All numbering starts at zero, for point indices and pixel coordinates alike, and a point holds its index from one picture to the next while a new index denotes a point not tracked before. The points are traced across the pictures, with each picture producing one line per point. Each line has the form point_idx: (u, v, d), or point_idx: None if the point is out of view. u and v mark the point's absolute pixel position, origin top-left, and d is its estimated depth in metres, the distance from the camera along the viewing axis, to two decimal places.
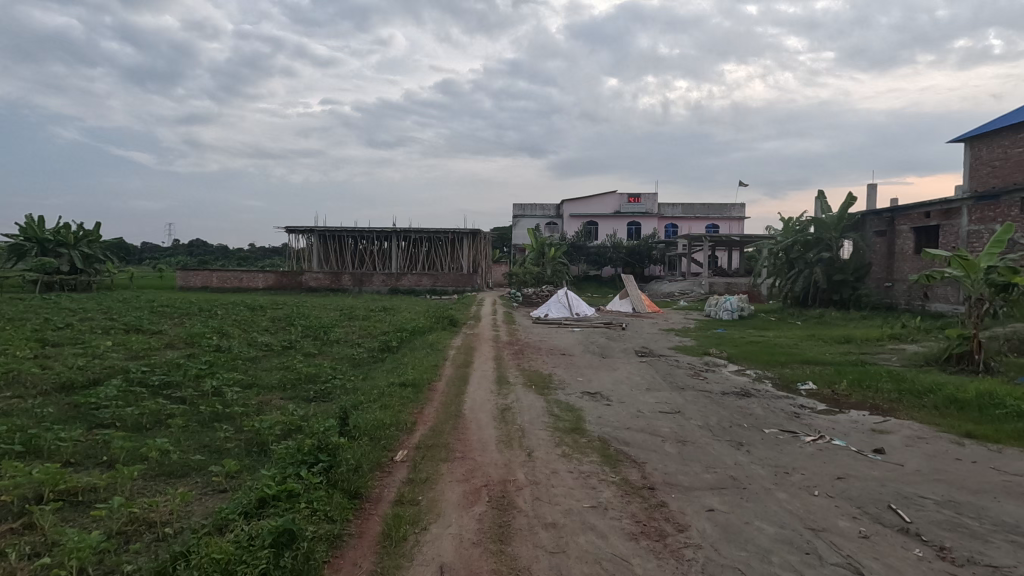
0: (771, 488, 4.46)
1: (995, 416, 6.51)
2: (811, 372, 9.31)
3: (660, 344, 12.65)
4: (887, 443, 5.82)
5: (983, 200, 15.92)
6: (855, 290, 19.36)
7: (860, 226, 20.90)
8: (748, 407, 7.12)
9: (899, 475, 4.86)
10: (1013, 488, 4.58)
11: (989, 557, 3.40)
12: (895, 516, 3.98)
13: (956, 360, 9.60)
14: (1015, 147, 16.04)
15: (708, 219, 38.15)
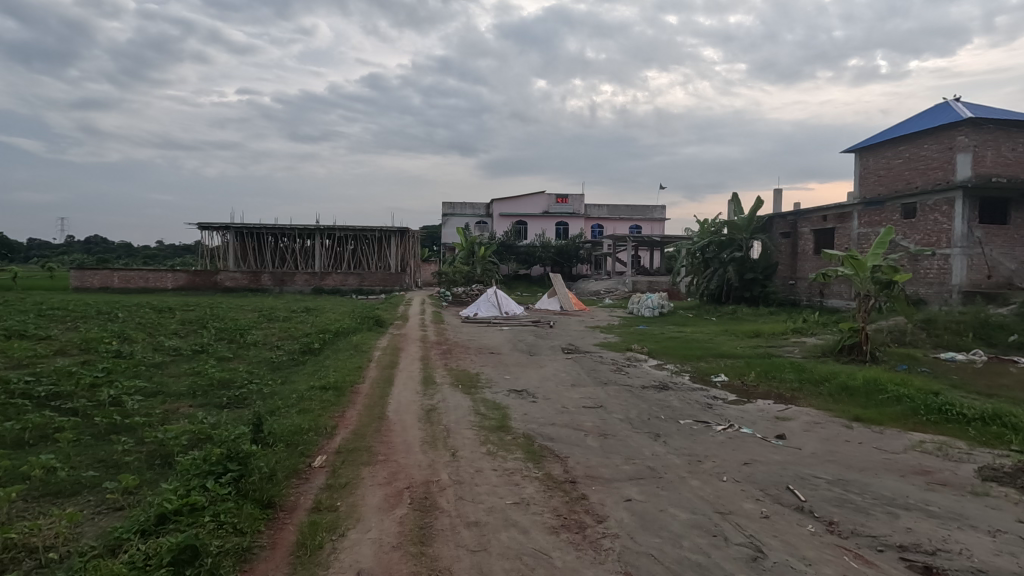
0: (685, 476, 4.71)
1: (880, 400, 7.23)
2: (724, 365, 9.91)
3: (586, 342, 12.99)
4: (789, 429, 6.29)
5: (871, 205, 17.58)
6: (764, 288, 20.79)
7: (767, 228, 22.47)
8: (666, 400, 7.48)
9: (798, 458, 5.27)
10: (892, 464, 5.10)
11: (870, 528, 3.76)
12: (793, 496, 4.32)
13: (848, 350, 10.54)
14: (897, 159, 17.85)
15: (632, 220, 39.66)
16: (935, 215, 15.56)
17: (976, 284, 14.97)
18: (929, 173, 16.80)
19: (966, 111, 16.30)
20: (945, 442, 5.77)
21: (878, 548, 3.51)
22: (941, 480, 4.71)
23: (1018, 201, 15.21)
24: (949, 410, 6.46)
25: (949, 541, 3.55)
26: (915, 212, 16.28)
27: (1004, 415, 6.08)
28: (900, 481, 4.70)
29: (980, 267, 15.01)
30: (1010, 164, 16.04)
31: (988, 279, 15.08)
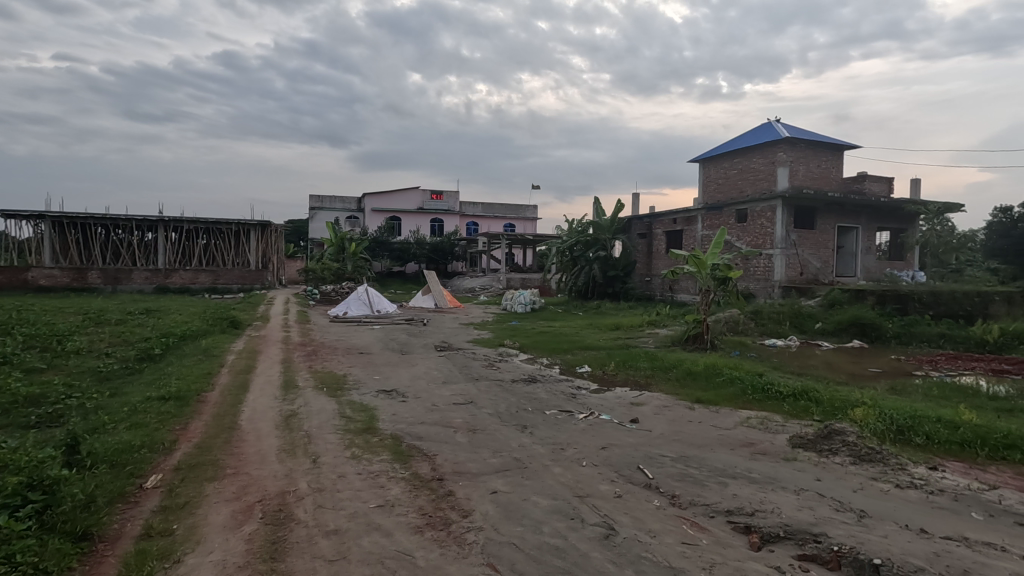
0: (549, 464, 4.93)
1: (717, 382, 8.16)
2: (587, 357, 10.54)
3: (459, 338, 13.04)
4: (642, 413, 6.87)
5: (712, 210, 19.75)
6: (625, 284, 22.47)
7: (627, 229, 24.30)
8: (534, 392, 7.76)
9: (648, 440, 5.77)
10: (724, 439, 5.78)
11: (704, 497, 4.22)
12: (642, 475, 4.72)
13: (692, 339, 11.75)
14: (732, 170, 20.25)
15: (506, 218, 40.67)
16: (762, 221, 17.91)
17: (792, 280, 17.52)
18: (757, 183, 19.28)
19: (784, 131, 18.96)
20: (766, 416, 6.66)
21: (710, 514, 3.96)
22: (761, 450, 5.44)
23: (822, 209, 18.04)
24: (769, 388, 7.48)
25: (765, 501, 4.10)
26: (746, 217, 18.60)
27: (809, 391, 7.17)
28: (730, 453, 5.34)
29: (794, 265, 17.59)
30: (815, 177, 18.97)
31: (801, 276, 17.73)
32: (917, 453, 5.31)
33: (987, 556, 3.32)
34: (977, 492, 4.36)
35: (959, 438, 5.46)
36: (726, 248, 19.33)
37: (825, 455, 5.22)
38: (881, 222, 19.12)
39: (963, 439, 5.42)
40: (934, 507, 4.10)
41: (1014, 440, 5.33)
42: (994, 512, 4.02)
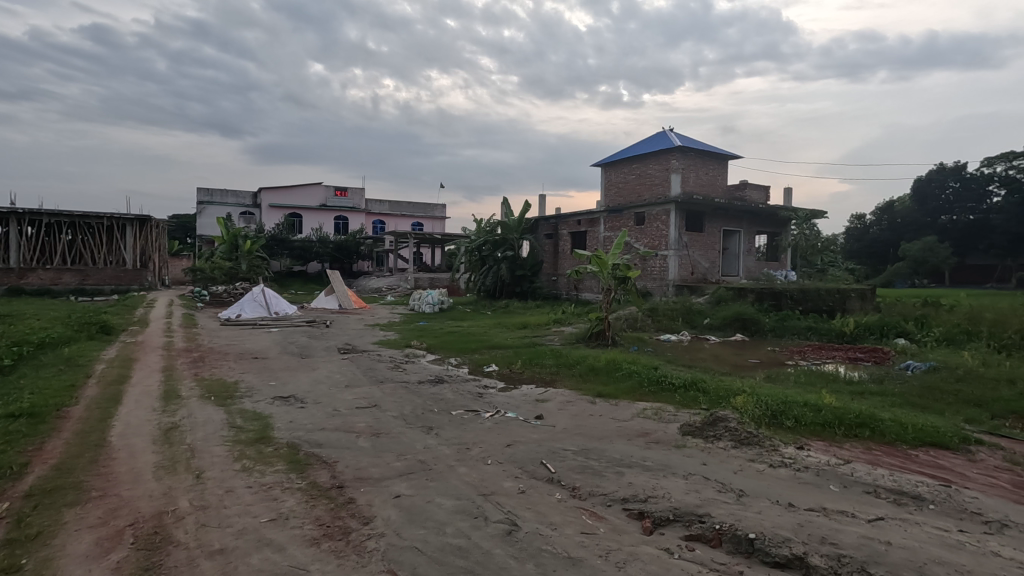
0: (454, 464, 4.91)
1: (617, 377, 8.57)
2: (495, 356, 10.64)
3: (364, 340, 12.65)
4: (547, 409, 7.05)
5: (613, 213, 20.70)
6: (532, 284, 22.94)
7: (534, 229, 24.81)
8: (440, 393, 7.71)
9: (551, 435, 5.94)
10: (622, 431, 6.09)
11: (602, 488, 4.41)
12: (545, 469, 4.85)
13: (595, 336, 12.26)
14: (631, 175, 21.35)
15: (414, 217, 40.03)
16: (658, 223, 19.06)
17: (684, 279, 18.81)
18: (653, 188, 20.47)
19: (677, 140, 20.30)
20: (659, 407, 7.10)
21: (607, 504, 4.15)
22: (655, 439, 5.78)
23: (710, 214, 19.52)
24: (663, 381, 7.98)
25: (658, 487, 4.36)
26: (644, 219, 19.70)
27: (698, 382, 7.73)
28: (627, 444, 5.63)
29: (686, 265, 18.90)
30: (704, 184, 20.49)
31: (692, 275, 19.07)
32: (788, 434, 5.90)
33: (841, 523, 3.74)
34: (835, 466, 4.93)
35: (821, 419, 6.13)
36: (626, 249, 20.36)
37: (710, 441, 5.65)
38: (760, 226, 21.04)
39: (824, 421, 6.10)
40: (800, 482, 4.58)
41: (864, 419, 6.09)
42: (847, 483, 4.56)
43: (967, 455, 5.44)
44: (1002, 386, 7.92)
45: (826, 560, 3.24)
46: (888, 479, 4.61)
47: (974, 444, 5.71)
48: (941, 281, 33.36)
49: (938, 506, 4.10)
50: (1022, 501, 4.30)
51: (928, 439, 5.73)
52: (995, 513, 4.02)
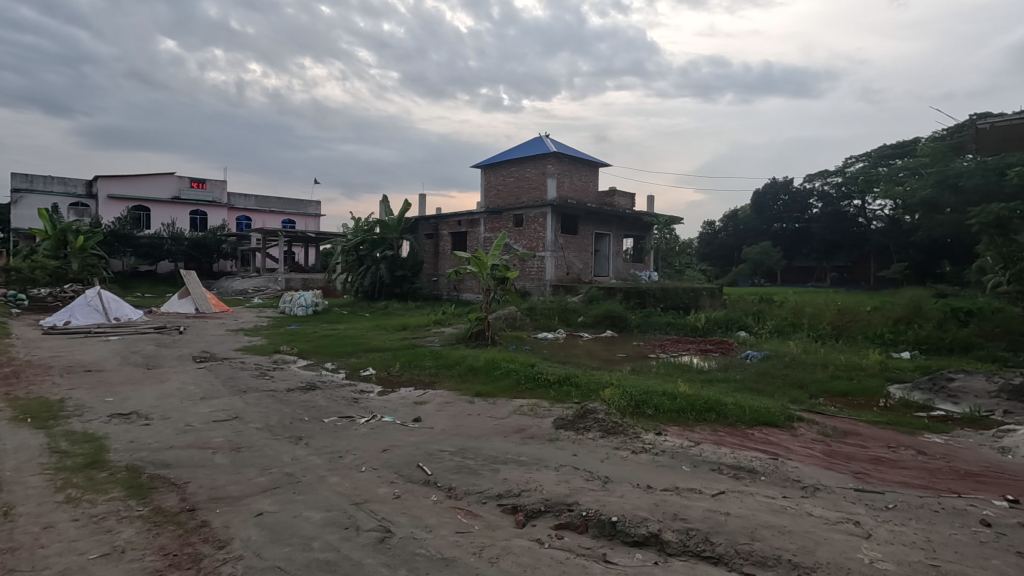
0: (325, 475, 4.68)
1: (496, 376, 8.72)
2: (372, 359, 10.30)
3: (225, 347, 11.58)
4: (424, 412, 6.98)
5: (492, 214, 21.08)
6: (412, 284, 22.59)
7: (414, 229, 24.46)
8: (312, 400, 7.31)
9: (429, 437, 5.89)
10: (499, 428, 6.21)
11: (477, 486, 4.47)
12: (421, 472, 4.81)
13: (475, 336, 12.38)
14: (509, 177, 21.85)
15: (284, 214, 37.49)
16: (535, 225, 19.75)
17: (560, 280, 19.69)
18: (531, 191, 21.13)
19: (552, 146, 21.17)
20: (535, 403, 7.36)
21: (483, 501, 4.23)
22: (530, 434, 5.99)
23: (583, 217, 20.64)
24: (539, 377, 8.28)
25: (530, 481, 4.51)
26: (522, 221, 20.31)
27: (571, 377, 8.12)
28: (503, 440, 5.76)
29: (562, 266, 19.79)
30: (577, 189, 21.61)
31: (567, 276, 20.02)
32: (649, 422, 6.41)
33: (690, 499, 4.15)
34: (686, 448, 5.45)
35: (676, 406, 6.75)
36: (505, 250, 20.84)
37: (581, 433, 5.97)
38: (627, 230, 22.65)
39: (679, 407, 6.73)
40: (658, 465, 5.01)
41: (711, 404, 6.81)
42: (697, 462, 5.07)
43: (791, 431, 6.31)
44: (817, 369, 9.32)
45: (677, 535, 3.57)
46: (730, 456, 5.20)
47: (797, 421, 6.64)
48: (774, 280, 38.43)
49: (767, 477, 4.71)
50: (830, 466, 5.09)
51: (761, 418, 6.55)
52: (811, 478, 4.71)
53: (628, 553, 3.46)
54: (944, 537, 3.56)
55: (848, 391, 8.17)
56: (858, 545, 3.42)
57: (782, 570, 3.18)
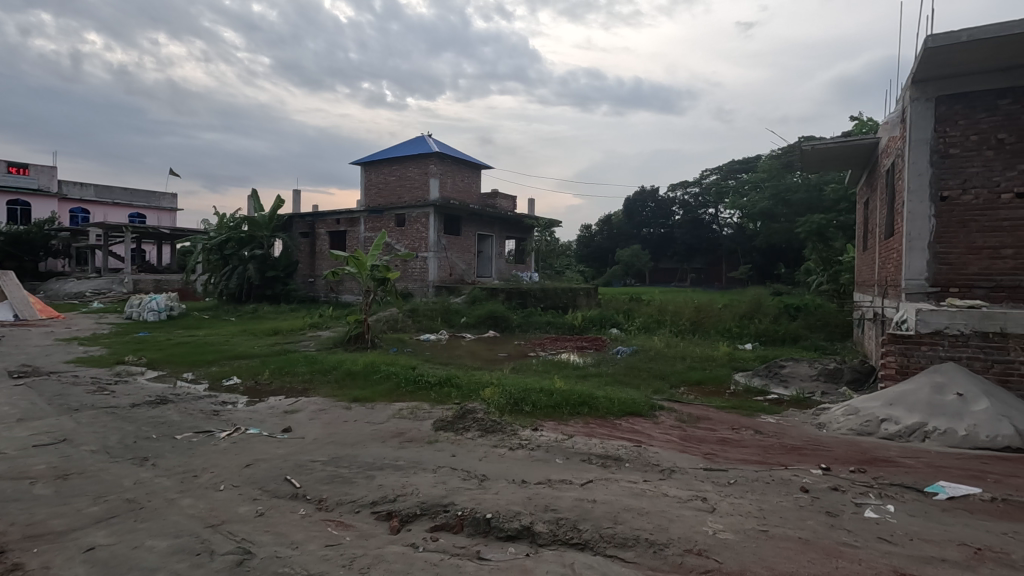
0: (174, 497, 4.22)
1: (375, 380, 8.45)
2: (236, 367, 9.48)
3: (53, 359, 10.01)
4: (295, 421, 6.58)
5: (373, 213, 20.53)
6: (286, 286, 21.13)
7: (287, 227, 22.97)
8: (162, 416, 6.56)
9: (299, 447, 5.56)
10: (376, 434, 6.04)
11: (350, 495, 4.31)
12: (289, 485, 4.53)
13: (354, 339, 11.90)
14: (390, 176, 21.32)
15: (132, 207, 33.29)
16: (418, 225, 19.52)
17: (443, 281, 19.64)
18: (413, 191, 20.79)
19: (434, 146, 21.01)
20: (415, 406, 7.25)
21: (356, 510, 4.09)
22: (409, 437, 5.90)
23: (466, 218, 20.77)
24: (420, 380, 8.17)
25: (406, 485, 4.44)
26: (404, 221, 19.97)
27: (452, 378, 8.12)
28: (381, 446, 5.61)
29: (445, 267, 19.75)
30: (459, 190, 21.67)
31: (450, 276, 20.01)
32: (527, 419, 6.61)
33: (561, 490, 4.35)
34: (560, 441, 5.69)
35: (552, 402, 7.04)
36: (386, 250, 20.34)
37: (460, 433, 6.00)
38: (508, 232, 23.20)
39: (555, 403, 7.02)
40: (533, 460, 5.19)
41: (584, 398, 7.18)
42: (569, 454, 5.33)
43: (653, 419, 6.87)
44: (677, 362, 10.23)
45: (548, 525, 3.73)
46: (599, 446, 5.53)
47: (658, 409, 7.24)
48: (643, 280, 41.60)
49: (630, 463, 5.08)
50: (685, 449, 5.61)
51: (628, 409, 7.05)
52: (668, 462, 5.15)
53: (501, 548, 3.55)
54: (772, 504, 4.09)
55: (702, 380, 9.08)
56: (704, 519, 3.81)
57: (639, 549, 3.45)
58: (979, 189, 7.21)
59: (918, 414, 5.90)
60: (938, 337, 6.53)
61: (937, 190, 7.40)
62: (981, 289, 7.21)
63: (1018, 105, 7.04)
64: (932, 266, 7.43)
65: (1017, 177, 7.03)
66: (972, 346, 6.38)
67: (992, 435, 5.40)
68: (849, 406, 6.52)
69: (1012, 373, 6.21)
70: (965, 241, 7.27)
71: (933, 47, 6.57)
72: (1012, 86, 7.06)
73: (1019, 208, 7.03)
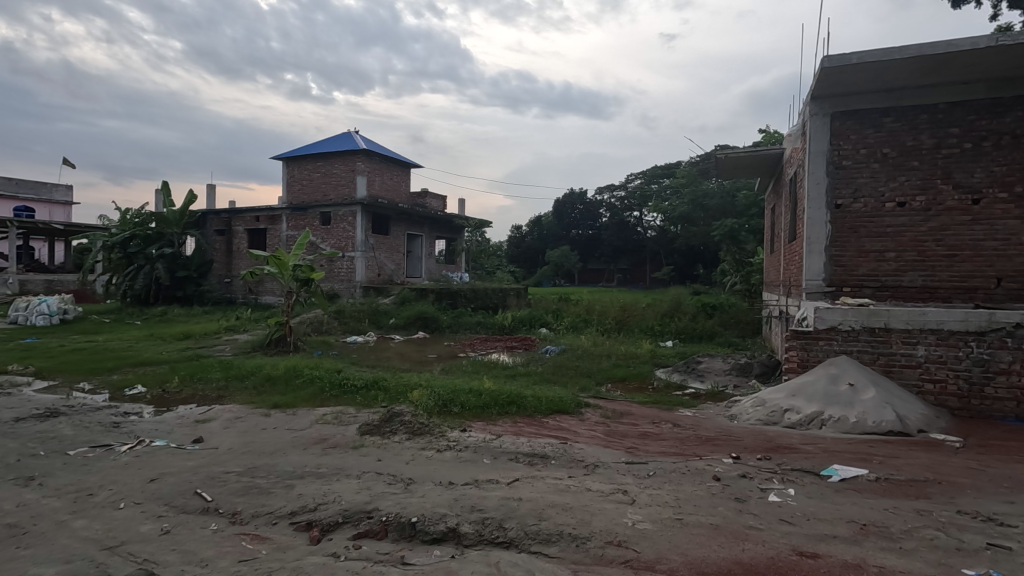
0: (65, 519, 3.86)
1: (297, 385, 8.10)
2: (141, 375, 8.79)
3: None
4: (208, 431, 6.19)
5: (296, 211, 19.73)
6: (199, 286, 19.95)
7: (201, 225, 21.61)
8: (53, 430, 5.98)
9: (212, 458, 5.24)
10: (297, 441, 5.80)
11: (267, 506, 4.11)
12: (200, 499, 4.26)
13: (274, 343, 11.36)
14: (315, 172, 20.51)
15: (18, 200, 30.06)
16: (344, 224, 18.94)
17: (371, 281, 19.18)
18: (339, 188, 20.12)
19: (361, 143, 20.45)
20: (340, 410, 7.03)
21: (273, 522, 3.91)
22: (332, 443, 5.71)
23: (395, 218, 20.38)
24: (345, 383, 7.93)
25: (328, 493, 4.29)
26: (329, 219, 19.31)
27: (379, 381, 7.93)
28: (302, 453, 5.40)
29: (373, 267, 19.29)
30: (388, 189, 21.22)
31: (379, 277, 19.56)
32: (455, 420, 6.58)
33: (488, 490, 4.36)
34: (488, 441, 5.71)
35: (481, 403, 7.05)
36: (310, 249, 19.58)
37: (387, 437, 5.87)
38: (438, 232, 23.01)
39: (484, 403, 7.04)
40: (461, 461, 5.17)
41: (513, 397, 7.25)
42: (497, 454, 5.36)
43: (580, 416, 7.05)
44: (603, 360, 10.55)
45: (474, 526, 3.73)
46: (527, 445, 5.59)
47: (584, 406, 7.43)
48: (572, 280, 42.60)
49: (557, 460, 5.18)
50: (608, 445, 5.80)
51: (555, 407, 7.18)
52: (592, 457, 5.31)
53: (427, 552, 3.51)
54: (687, 494, 4.31)
55: (625, 376, 9.42)
56: (625, 511, 3.96)
57: (563, 543, 3.54)
58: (867, 198, 7.95)
59: (816, 403, 6.42)
60: (833, 333, 7.14)
61: (833, 199, 8.09)
62: (869, 289, 7.97)
63: (899, 122, 7.82)
64: (828, 267, 8.13)
65: (898, 188, 7.81)
66: (861, 341, 7.02)
67: (878, 421, 5.97)
68: (757, 398, 7.00)
69: (894, 364, 6.89)
70: (855, 245, 8.01)
71: (828, 67, 7.18)
72: (895, 106, 7.83)
73: (900, 216, 7.81)
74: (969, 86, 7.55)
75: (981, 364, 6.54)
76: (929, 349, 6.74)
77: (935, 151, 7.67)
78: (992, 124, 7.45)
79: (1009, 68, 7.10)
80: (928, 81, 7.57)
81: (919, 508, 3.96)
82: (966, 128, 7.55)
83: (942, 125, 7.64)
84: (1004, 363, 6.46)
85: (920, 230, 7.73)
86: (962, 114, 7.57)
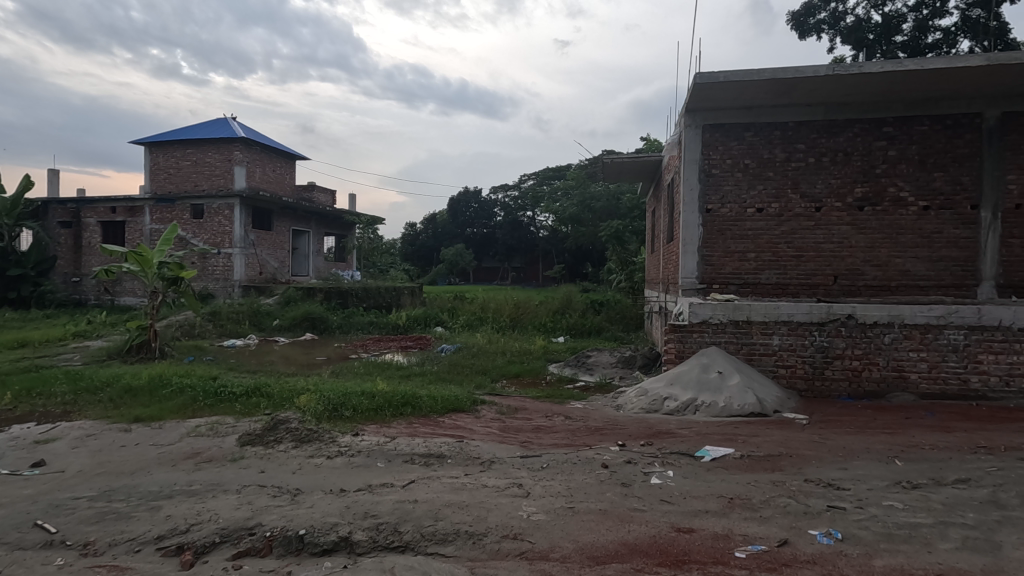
0: None
1: (163, 395, 7.27)
2: None
3: None
4: (50, 453, 5.38)
5: (162, 203, 17.81)
6: (37, 286, 17.33)
7: (40, 215, 18.76)
8: None
9: (55, 484, 4.58)
10: (164, 457, 5.24)
11: (127, 532, 3.67)
12: (41, 531, 3.70)
13: (136, 349, 10.17)
14: (184, 160, 18.58)
15: None
16: (219, 219, 17.42)
17: (251, 280, 17.88)
18: (212, 179, 18.40)
19: (239, 130, 18.90)
20: (216, 421, 6.45)
21: (136, 549, 3.50)
22: (207, 457, 5.23)
23: (278, 212, 19.11)
24: (221, 391, 7.28)
25: (202, 512, 3.92)
26: (203, 212, 17.70)
27: (261, 388, 7.38)
28: (170, 470, 4.89)
29: (253, 265, 17.95)
30: (270, 181, 19.82)
31: (260, 275, 18.27)
32: (347, 424, 6.30)
33: (381, 496, 4.22)
34: (381, 444, 5.55)
35: (374, 404, 6.83)
36: (178, 244, 17.78)
37: (270, 447, 5.48)
38: (327, 228, 21.95)
39: (377, 405, 6.83)
40: (352, 466, 4.98)
41: (408, 398, 7.11)
42: (392, 456, 5.22)
43: (475, 413, 7.09)
44: (497, 357, 10.67)
45: (368, 532, 3.61)
46: (423, 445, 5.52)
47: (480, 404, 7.48)
48: (467, 279, 42.70)
49: (452, 459, 5.16)
50: (504, 440, 5.89)
51: (451, 405, 7.15)
52: (488, 453, 5.36)
53: (316, 565, 3.35)
54: (578, 483, 4.50)
55: (519, 372, 9.63)
56: (520, 504, 4.05)
57: (459, 542, 3.53)
58: (732, 203, 8.81)
59: (690, 391, 7.00)
60: (705, 325, 7.83)
61: (704, 204, 8.86)
62: (734, 286, 8.85)
63: (757, 137, 8.75)
64: (700, 266, 8.90)
65: (757, 196, 8.75)
66: (727, 332, 7.77)
67: (742, 404, 6.66)
68: (640, 388, 7.49)
69: (755, 353, 7.71)
70: (723, 246, 8.84)
71: (699, 83, 7.84)
72: (753, 122, 8.74)
73: (759, 221, 8.75)
74: (812, 108, 8.63)
75: (823, 351, 7.52)
76: (782, 338, 7.62)
77: (786, 164, 8.69)
78: (830, 143, 8.59)
79: (843, 94, 8.23)
80: (780, 101, 8.54)
81: (775, 480, 4.47)
82: (809, 145, 8.63)
83: (791, 141, 8.67)
84: (839, 349, 7.48)
85: (774, 233, 8.72)
86: (806, 132, 8.64)
